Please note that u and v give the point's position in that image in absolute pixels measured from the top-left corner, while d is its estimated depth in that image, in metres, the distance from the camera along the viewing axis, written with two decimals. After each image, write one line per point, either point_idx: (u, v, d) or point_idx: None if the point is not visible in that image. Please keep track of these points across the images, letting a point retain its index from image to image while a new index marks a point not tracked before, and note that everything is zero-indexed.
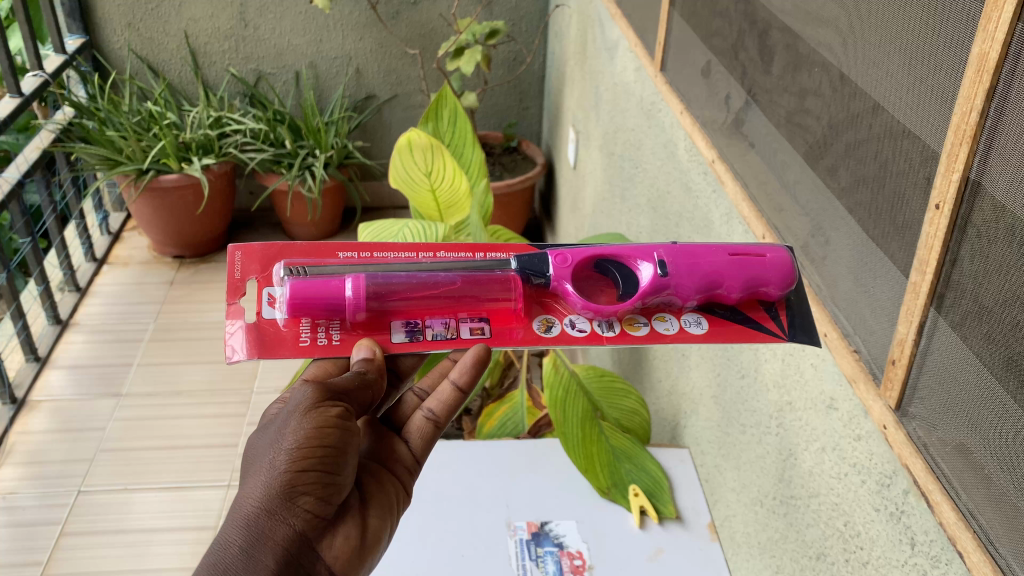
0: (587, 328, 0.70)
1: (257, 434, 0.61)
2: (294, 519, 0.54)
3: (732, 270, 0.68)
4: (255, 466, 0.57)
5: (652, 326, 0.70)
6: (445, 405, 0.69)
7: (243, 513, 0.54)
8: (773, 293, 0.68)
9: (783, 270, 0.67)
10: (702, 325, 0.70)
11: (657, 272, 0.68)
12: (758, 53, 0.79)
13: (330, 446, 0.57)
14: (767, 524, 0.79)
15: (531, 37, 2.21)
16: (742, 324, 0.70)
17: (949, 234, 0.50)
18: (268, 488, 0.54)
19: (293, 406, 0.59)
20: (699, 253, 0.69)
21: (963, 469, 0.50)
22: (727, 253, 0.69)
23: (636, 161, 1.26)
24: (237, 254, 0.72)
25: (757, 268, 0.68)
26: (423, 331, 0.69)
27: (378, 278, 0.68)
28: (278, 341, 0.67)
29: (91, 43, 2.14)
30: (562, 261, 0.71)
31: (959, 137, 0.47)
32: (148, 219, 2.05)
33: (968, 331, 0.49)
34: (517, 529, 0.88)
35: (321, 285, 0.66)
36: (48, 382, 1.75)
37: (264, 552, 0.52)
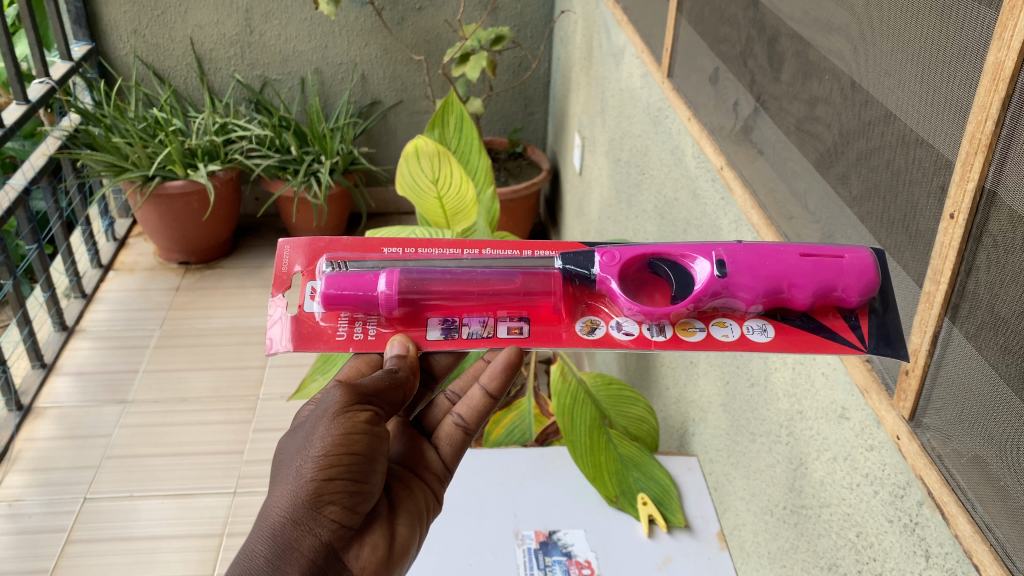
0: (634, 331, 0.66)
1: (287, 435, 0.61)
2: (320, 530, 0.55)
3: (799, 273, 0.61)
4: (283, 471, 0.57)
5: (709, 331, 0.65)
6: (474, 412, 0.72)
7: (270, 522, 0.54)
8: (852, 299, 0.60)
9: (865, 274, 0.59)
10: (767, 332, 0.64)
11: (714, 272, 0.63)
12: (767, 60, 0.79)
13: (356, 454, 0.57)
14: (777, 534, 0.78)
15: (536, 43, 2.21)
16: (819, 335, 0.62)
17: (963, 244, 0.49)
18: (294, 498, 0.55)
19: (322, 409, 0.59)
20: (763, 254, 0.63)
21: (979, 481, 0.49)
22: (798, 254, 0.62)
23: (643, 167, 1.25)
24: (286, 246, 0.73)
25: (830, 273, 0.60)
26: (459, 328, 0.68)
27: (412, 273, 0.67)
28: (316, 334, 0.68)
29: (97, 50, 2.14)
30: (610, 258, 0.67)
31: (975, 147, 0.47)
32: (153, 226, 2.05)
33: (983, 342, 0.49)
34: (525, 538, 0.87)
35: (356, 280, 0.67)
36: (54, 389, 1.75)
37: (288, 564, 0.53)
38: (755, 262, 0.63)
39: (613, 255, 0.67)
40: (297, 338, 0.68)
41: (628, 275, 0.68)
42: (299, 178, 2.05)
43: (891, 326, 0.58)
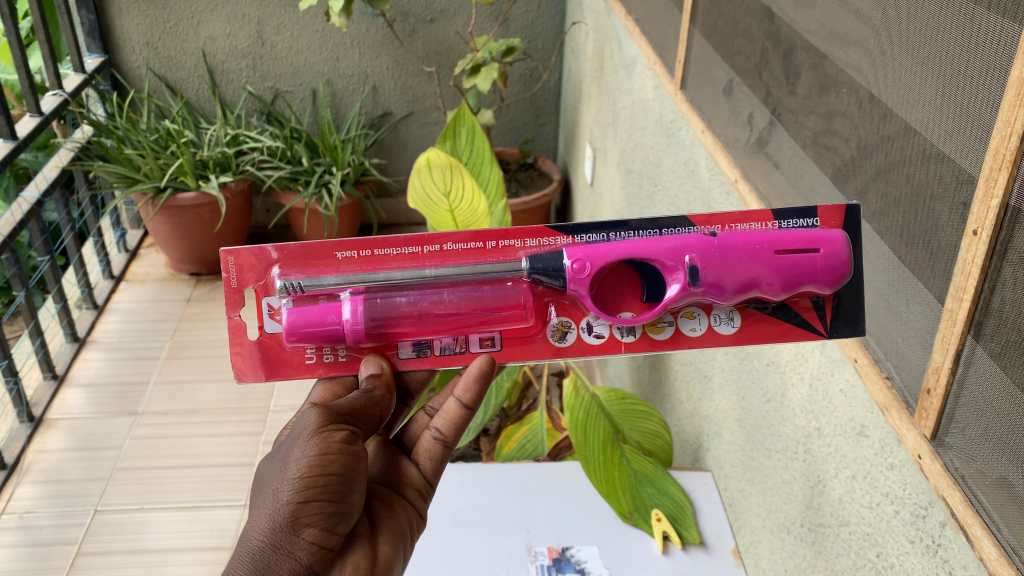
0: (605, 334, 0.69)
1: (267, 457, 0.61)
2: (299, 552, 0.54)
3: (774, 278, 0.62)
4: (260, 495, 0.57)
5: (677, 326, 0.69)
6: (452, 425, 0.69)
7: (248, 549, 0.54)
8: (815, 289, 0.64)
9: (837, 270, 0.63)
10: (733, 323, 0.69)
11: (686, 284, 0.63)
12: (783, 73, 0.78)
13: (333, 473, 0.57)
14: (794, 551, 0.77)
15: (547, 54, 2.21)
16: (779, 322, 0.68)
17: (987, 260, 0.48)
18: (272, 522, 0.54)
19: (298, 431, 0.59)
20: (740, 255, 0.63)
21: (1004, 502, 0.48)
22: (770, 251, 0.63)
23: (656, 178, 1.25)
24: (228, 262, 0.68)
25: (806, 277, 0.62)
26: (431, 344, 0.69)
27: (378, 307, 0.66)
28: (284, 359, 0.69)
29: (111, 63, 2.15)
30: (579, 270, 0.65)
31: (999, 162, 0.46)
32: (165, 237, 2.06)
33: (1008, 360, 0.48)
34: (538, 554, 0.86)
35: (318, 320, 0.65)
36: (65, 400, 1.75)
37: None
38: (730, 264, 0.63)
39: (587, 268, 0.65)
40: (263, 365, 0.69)
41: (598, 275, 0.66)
42: (311, 189, 2.05)
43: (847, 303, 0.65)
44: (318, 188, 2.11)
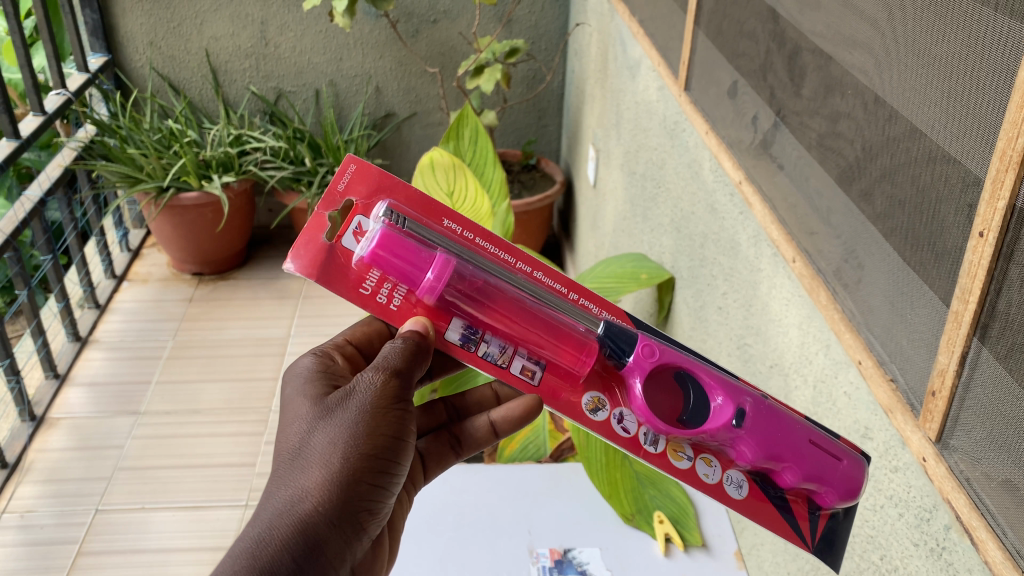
0: (631, 432, 0.68)
1: (308, 407, 0.60)
2: (348, 530, 0.55)
3: (799, 465, 0.62)
4: (313, 454, 0.56)
5: (693, 464, 0.67)
6: (472, 438, 0.77)
7: (299, 512, 0.53)
8: (829, 499, 0.64)
9: (856, 484, 0.61)
10: (741, 490, 0.67)
11: (731, 421, 0.63)
12: (788, 75, 0.78)
13: (388, 459, 0.59)
14: (797, 555, 0.77)
15: (551, 55, 2.21)
16: (774, 506, 0.67)
17: (993, 262, 0.48)
18: (334, 493, 0.55)
19: (362, 399, 0.60)
20: (783, 426, 0.63)
21: (1010, 505, 0.48)
22: (808, 439, 0.63)
23: (660, 180, 1.25)
24: (352, 166, 0.71)
25: (829, 475, 0.62)
26: (478, 342, 0.68)
27: (467, 272, 0.66)
28: (340, 276, 0.68)
29: (114, 62, 2.15)
30: (646, 351, 0.66)
31: (1005, 164, 0.46)
32: (168, 237, 2.06)
33: (1014, 363, 0.47)
34: (539, 556, 0.86)
35: (410, 253, 0.65)
36: (67, 399, 1.75)
37: (317, 564, 0.53)
38: (769, 432, 0.63)
39: (650, 357, 0.65)
40: (320, 269, 0.68)
41: (655, 375, 0.67)
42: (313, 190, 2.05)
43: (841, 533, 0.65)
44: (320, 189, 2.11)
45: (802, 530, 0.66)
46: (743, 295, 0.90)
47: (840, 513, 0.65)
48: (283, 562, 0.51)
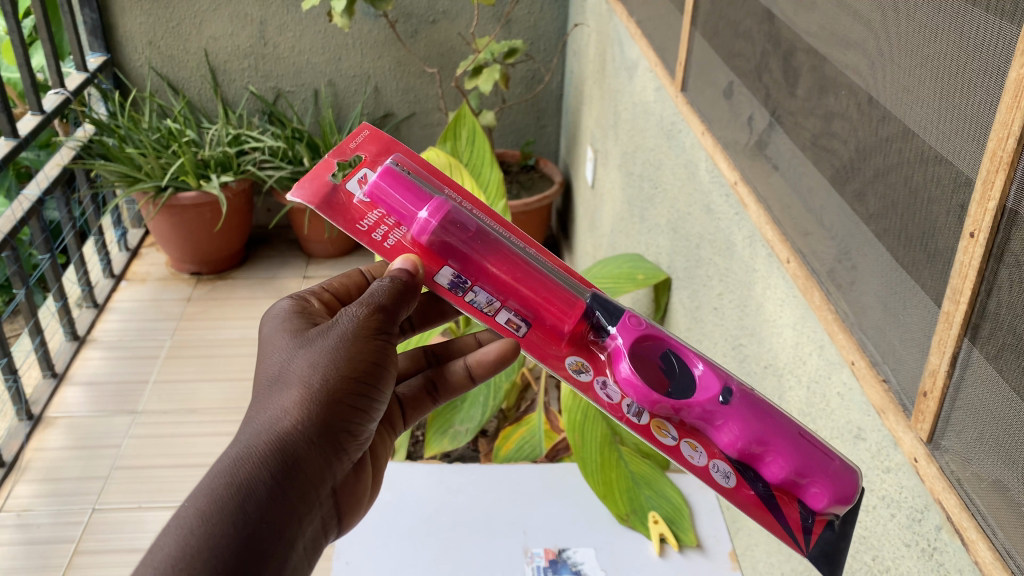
0: (614, 398, 0.65)
1: (291, 339, 0.60)
2: (327, 452, 0.54)
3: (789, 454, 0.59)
4: (294, 380, 0.56)
5: (678, 442, 0.63)
6: (448, 386, 0.76)
7: (279, 430, 0.52)
8: (821, 500, 0.59)
9: (847, 491, 0.58)
10: (727, 480, 0.63)
11: (719, 397, 0.60)
12: (783, 75, 0.78)
13: (369, 387, 0.58)
14: (791, 555, 0.77)
15: (549, 56, 2.21)
16: (761, 503, 0.62)
17: (984, 263, 0.48)
18: (311, 414, 0.54)
19: (343, 327, 0.59)
20: (772, 412, 0.60)
21: (1000, 506, 0.48)
22: (801, 431, 0.59)
23: (657, 180, 1.25)
24: (365, 130, 0.73)
25: (820, 469, 0.58)
26: (467, 289, 0.66)
27: (461, 217, 0.65)
28: (340, 212, 0.68)
29: (113, 62, 2.15)
30: (633, 321, 0.64)
31: (996, 165, 0.46)
32: (166, 236, 2.06)
33: (1004, 364, 0.47)
34: (534, 556, 0.86)
35: (410, 188, 0.65)
36: (65, 399, 1.75)
37: (297, 482, 0.52)
38: (755, 414, 0.60)
39: (635, 326, 0.64)
40: (321, 201, 0.68)
41: (643, 347, 0.65)
42: None
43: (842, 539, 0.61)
44: None
45: (793, 532, 0.61)
46: (738, 296, 0.90)
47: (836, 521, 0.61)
48: (262, 478, 0.50)
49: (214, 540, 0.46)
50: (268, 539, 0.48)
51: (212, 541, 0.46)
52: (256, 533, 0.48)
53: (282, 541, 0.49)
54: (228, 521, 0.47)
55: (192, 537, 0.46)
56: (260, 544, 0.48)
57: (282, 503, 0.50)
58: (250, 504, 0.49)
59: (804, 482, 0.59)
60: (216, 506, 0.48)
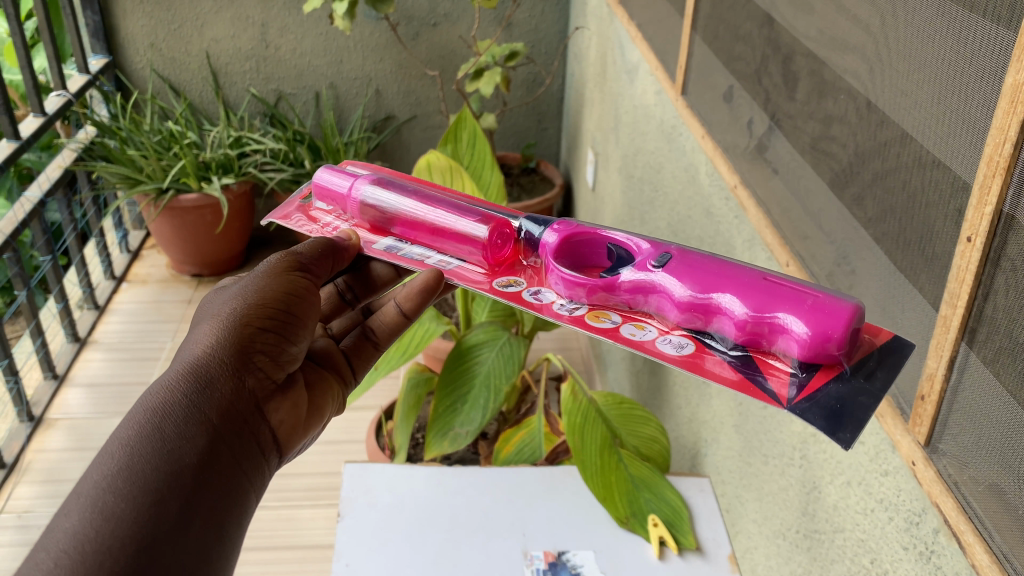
0: (546, 299, 0.67)
1: (209, 302, 0.65)
2: (245, 369, 0.59)
3: (750, 292, 0.58)
4: (206, 325, 0.61)
5: (619, 325, 0.64)
6: (388, 329, 0.78)
7: (194, 355, 0.57)
8: (796, 341, 0.55)
9: (827, 326, 0.54)
10: (683, 349, 0.61)
11: (653, 264, 0.64)
12: (782, 79, 0.78)
13: (283, 316, 0.64)
14: (790, 558, 0.78)
15: (550, 59, 2.22)
16: (739, 373, 0.58)
17: (981, 267, 0.48)
18: (223, 337, 0.59)
19: (256, 274, 0.67)
20: (715, 270, 0.61)
21: (996, 510, 0.48)
22: (759, 277, 0.59)
23: (657, 184, 1.25)
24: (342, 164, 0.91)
25: (792, 303, 0.56)
26: (403, 248, 0.76)
27: (386, 185, 0.78)
28: (304, 217, 0.82)
29: (115, 64, 2.16)
30: (564, 225, 0.71)
31: (992, 169, 0.46)
32: (168, 238, 2.06)
33: (1000, 368, 0.48)
34: (533, 558, 0.86)
35: (345, 174, 0.81)
36: (66, 400, 1.75)
37: (213, 397, 0.56)
38: (706, 268, 0.62)
39: (567, 226, 0.70)
40: (289, 214, 0.83)
41: (572, 248, 0.70)
42: None
43: (856, 411, 0.52)
44: None
45: (776, 394, 0.55)
46: None
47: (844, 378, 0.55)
48: (179, 389, 0.54)
49: (133, 459, 0.50)
50: (190, 448, 0.52)
51: (132, 462, 0.49)
52: (176, 445, 0.51)
53: (208, 450, 0.53)
54: (146, 429, 0.51)
55: (110, 461, 0.49)
56: (180, 453, 0.51)
57: (200, 417, 0.54)
58: (169, 422, 0.52)
59: (774, 330, 0.57)
60: (135, 426, 0.51)
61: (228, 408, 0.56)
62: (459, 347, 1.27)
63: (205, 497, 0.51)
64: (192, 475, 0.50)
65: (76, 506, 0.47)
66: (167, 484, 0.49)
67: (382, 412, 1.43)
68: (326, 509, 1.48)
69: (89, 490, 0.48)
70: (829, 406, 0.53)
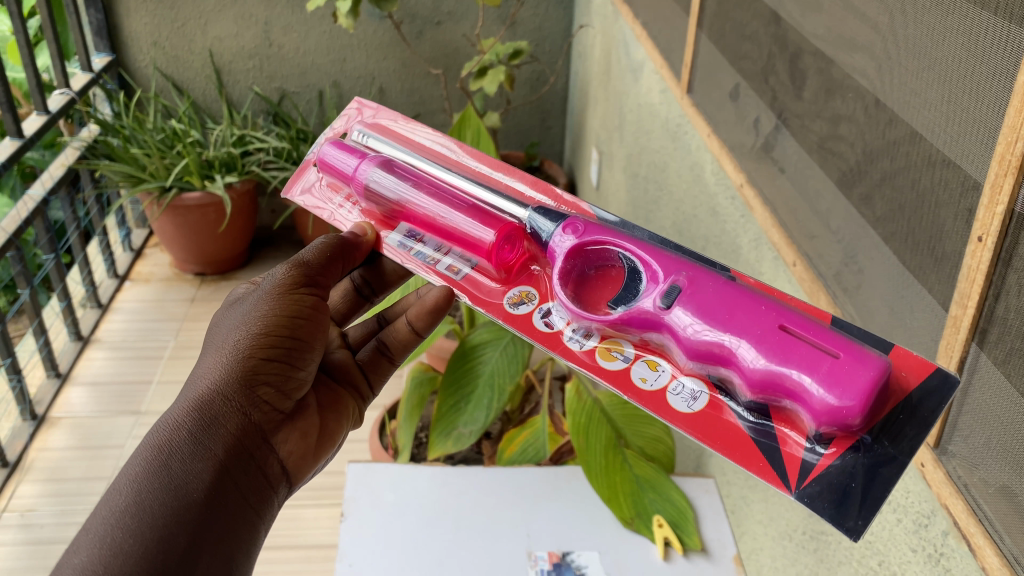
0: (555, 326, 0.67)
1: (222, 321, 0.68)
2: (250, 403, 0.62)
3: (761, 351, 0.54)
4: (215, 354, 0.64)
5: (630, 364, 0.63)
6: (400, 347, 0.83)
7: (201, 389, 0.60)
8: (810, 415, 0.52)
9: (845, 409, 0.50)
10: (693, 405, 0.59)
11: (658, 303, 0.60)
12: (790, 78, 0.77)
13: (289, 340, 0.66)
14: (796, 559, 0.77)
15: (554, 58, 2.21)
16: (753, 435, 0.57)
17: (992, 267, 0.48)
18: (230, 370, 0.62)
19: (263, 292, 0.68)
20: (728, 309, 0.56)
21: (1007, 512, 0.48)
22: (777, 326, 0.55)
23: (662, 182, 1.24)
24: (354, 109, 0.88)
25: (807, 369, 0.51)
26: (414, 243, 0.75)
27: (388, 167, 0.75)
28: (320, 194, 0.82)
29: (118, 62, 2.16)
30: (572, 234, 0.67)
31: (1004, 169, 0.46)
32: (171, 237, 2.05)
33: (1012, 369, 0.47)
34: (538, 559, 0.86)
35: (349, 152, 0.78)
36: (69, 398, 1.75)
37: (217, 433, 0.59)
38: (717, 307, 0.57)
39: (574, 235, 0.67)
40: (307, 190, 0.83)
41: (583, 256, 0.67)
42: None
43: (873, 489, 0.52)
44: None
45: (788, 472, 0.55)
46: None
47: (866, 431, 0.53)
48: (184, 429, 0.58)
49: (141, 496, 0.53)
50: (195, 483, 0.55)
51: (140, 500, 0.53)
52: (181, 481, 0.55)
53: (213, 485, 0.56)
54: (153, 471, 0.55)
55: (119, 498, 0.53)
56: (186, 489, 0.55)
57: (206, 453, 0.57)
58: (176, 459, 0.56)
59: (787, 397, 0.53)
60: (142, 467, 0.55)
61: (231, 444, 0.59)
62: (461, 347, 1.25)
63: (209, 536, 0.54)
64: (197, 512, 0.54)
65: (86, 542, 0.51)
66: (173, 521, 0.53)
67: (385, 411, 1.43)
68: (329, 509, 1.47)
69: (99, 526, 0.52)
70: (845, 488, 0.53)
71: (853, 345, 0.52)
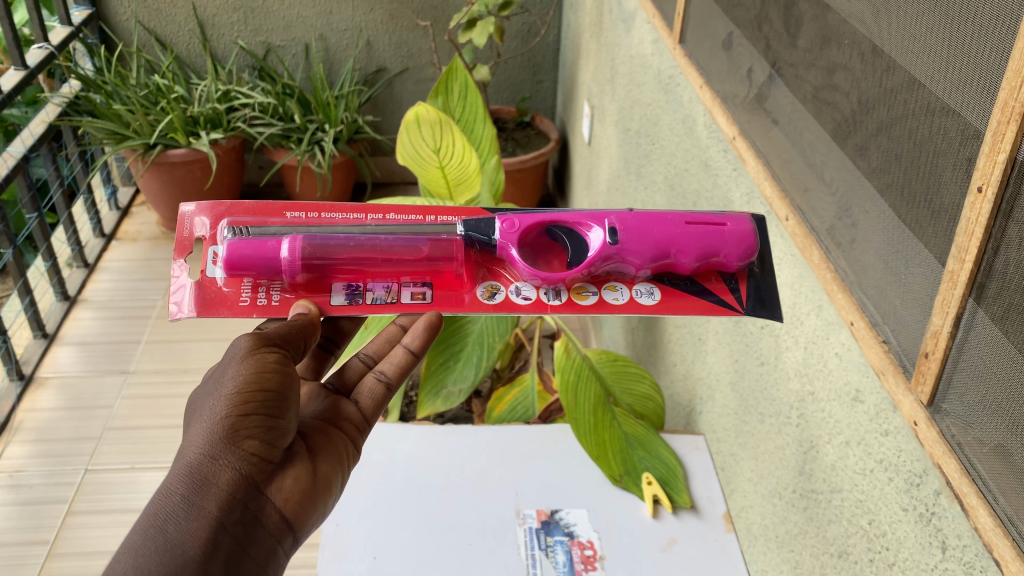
0: (532, 295, 0.72)
1: (203, 389, 0.63)
2: (238, 459, 0.57)
3: (688, 238, 0.70)
4: (197, 421, 0.59)
5: (601, 295, 0.72)
6: (397, 369, 0.74)
7: (188, 455, 0.56)
8: (730, 263, 0.71)
9: (746, 245, 0.71)
10: (653, 295, 0.72)
11: (607, 240, 0.71)
12: (784, 25, 0.75)
13: (269, 389, 0.61)
14: (785, 517, 0.76)
15: (545, 9, 2.16)
16: (697, 297, 0.72)
17: (992, 219, 0.46)
18: (211, 432, 0.57)
19: (233, 352, 0.63)
20: (653, 228, 0.71)
21: (1001, 472, 0.47)
22: (683, 222, 0.72)
23: (653, 136, 1.22)
24: (185, 211, 0.75)
25: (717, 238, 0.70)
26: (364, 294, 0.71)
27: (315, 240, 0.69)
28: (219, 299, 0.70)
29: (98, 15, 2.11)
30: (509, 227, 0.73)
31: (1007, 115, 0.44)
32: (156, 194, 2.02)
33: (1011, 325, 0.46)
34: (526, 517, 0.85)
35: (257, 246, 0.68)
36: (56, 358, 1.74)
37: (210, 492, 0.54)
38: (645, 230, 0.71)
39: (514, 224, 0.72)
40: (201, 302, 0.70)
41: (523, 241, 0.73)
42: (303, 146, 2.02)
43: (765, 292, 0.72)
44: (310, 146, 2.07)
45: (731, 301, 0.71)
46: None
47: (755, 270, 0.73)
48: (176, 495, 0.54)
49: (138, 561, 0.50)
50: (192, 543, 0.51)
51: (137, 563, 0.50)
52: (177, 542, 0.51)
53: (212, 542, 0.52)
54: (148, 536, 0.51)
55: (119, 564, 0.50)
56: (182, 548, 0.51)
57: (201, 513, 0.53)
58: (172, 520, 0.52)
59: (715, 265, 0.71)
60: (138, 538, 0.52)
61: (227, 500, 0.55)
62: None
63: None
64: (197, 569, 0.50)
65: None
66: None
67: None
68: None
69: None
70: (760, 296, 0.71)
71: (722, 217, 0.73)
